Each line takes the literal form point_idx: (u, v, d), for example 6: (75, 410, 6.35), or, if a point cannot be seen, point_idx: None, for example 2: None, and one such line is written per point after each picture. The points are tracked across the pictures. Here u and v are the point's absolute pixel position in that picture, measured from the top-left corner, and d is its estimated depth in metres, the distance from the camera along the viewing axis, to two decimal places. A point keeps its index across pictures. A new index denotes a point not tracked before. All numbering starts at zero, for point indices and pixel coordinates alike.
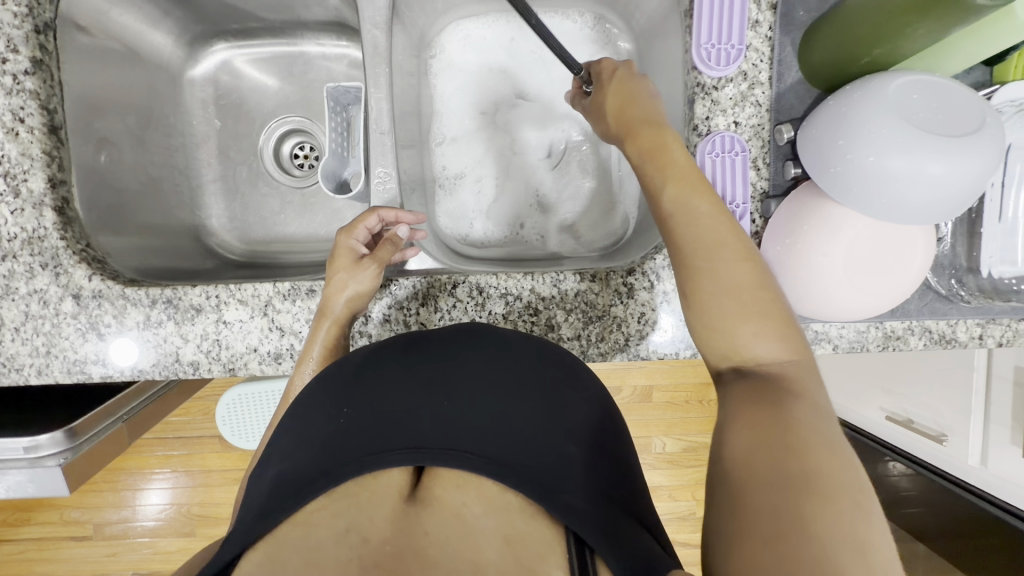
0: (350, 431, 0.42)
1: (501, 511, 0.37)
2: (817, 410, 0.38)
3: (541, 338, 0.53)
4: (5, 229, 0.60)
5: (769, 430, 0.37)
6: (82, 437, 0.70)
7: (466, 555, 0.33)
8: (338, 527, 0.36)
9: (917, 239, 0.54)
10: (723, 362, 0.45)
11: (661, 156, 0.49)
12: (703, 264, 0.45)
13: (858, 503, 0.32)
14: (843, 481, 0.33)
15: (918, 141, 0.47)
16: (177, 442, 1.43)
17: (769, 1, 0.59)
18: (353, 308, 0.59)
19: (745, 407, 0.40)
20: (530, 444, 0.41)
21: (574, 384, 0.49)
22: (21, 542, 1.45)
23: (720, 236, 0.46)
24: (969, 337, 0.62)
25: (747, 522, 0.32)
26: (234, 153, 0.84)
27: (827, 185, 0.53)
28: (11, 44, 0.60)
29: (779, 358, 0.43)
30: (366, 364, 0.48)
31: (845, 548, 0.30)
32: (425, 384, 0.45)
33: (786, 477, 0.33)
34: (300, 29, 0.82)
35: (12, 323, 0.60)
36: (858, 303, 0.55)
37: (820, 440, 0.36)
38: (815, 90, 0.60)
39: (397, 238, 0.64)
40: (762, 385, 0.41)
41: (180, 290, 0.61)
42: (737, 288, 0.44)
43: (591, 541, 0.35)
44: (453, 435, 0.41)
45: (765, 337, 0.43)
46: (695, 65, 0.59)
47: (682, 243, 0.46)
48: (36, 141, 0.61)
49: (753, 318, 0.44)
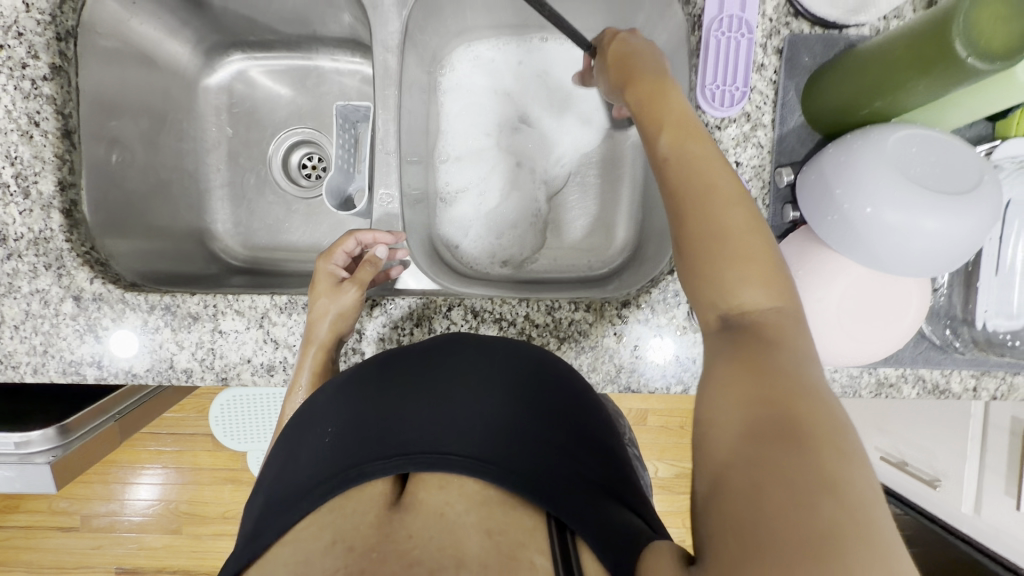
0: (337, 446, 0.43)
1: (482, 505, 0.37)
2: (800, 357, 0.37)
3: (520, 342, 0.53)
4: (13, 228, 0.61)
5: (754, 380, 0.36)
6: (74, 434, 0.71)
7: (448, 550, 0.34)
8: (325, 538, 0.36)
9: (912, 293, 0.55)
10: (711, 311, 0.42)
11: (657, 103, 0.49)
12: (694, 207, 0.43)
13: (839, 449, 0.31)
14: (835, 433, 0.32)
15: (913, 196, 0.47)
16: (169, 439, 1.44)
17: (775, 46, 0.60)
18: (336, 333, 0.60)
19: (729, 360, 0.38)
20: (511, 438, 0.42)
21: (552, 382, 0.49)
22: (9, 529, 1.45)
23: (714, 180, 0.43)
24: (963, 388, 0.62)
25: (729, 482, 0.32)
26: (243, 160, 0.85)
27: (823, 231, 0.53)
28: (33, 50, 0.62)
29: (762, 304, 0.40)
30: (348, 382, 0.49)
31: (832, 496, 0.29)
32: (406, 392, 0.46)
33: (771, 430, 0.32)
34: (315, 43, 0.84)
35: (12, 321, 0.61)
36: (851, 347, 0.55)
37: (807, 387, 0.34)
38: (817, 134, 0.60)
39: (377, 258, 0.64)
40: (748, 333, 0.39)
41: (179, 297, 0.62)
42: (730, 232, 0.41)
43: (567, 519, 0.37)
44: (432, 439, 0.42)
45: (752, 285, 0.40)
46: (699, 104, 0.60)
47: (673, 187, 0.44)
48: (49, 145, 0.62)
49: (736, 263, 0.41)
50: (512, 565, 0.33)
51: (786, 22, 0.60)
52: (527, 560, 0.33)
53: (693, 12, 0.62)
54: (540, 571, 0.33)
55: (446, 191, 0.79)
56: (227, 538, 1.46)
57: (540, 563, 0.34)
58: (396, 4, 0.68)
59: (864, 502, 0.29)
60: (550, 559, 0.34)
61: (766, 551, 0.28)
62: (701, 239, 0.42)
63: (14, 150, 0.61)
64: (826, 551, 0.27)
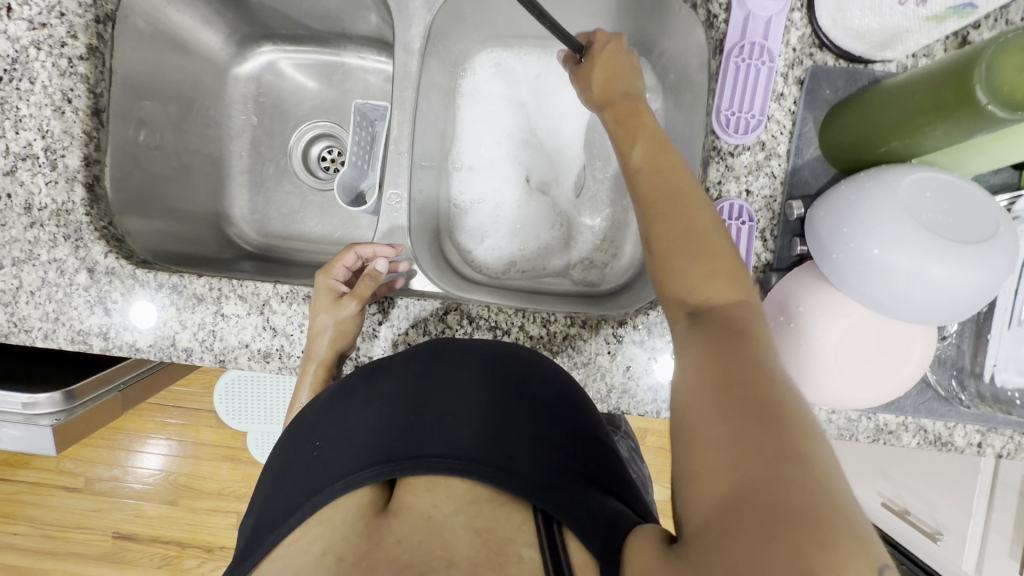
0: (328, 459, 0.46)
1: (470, 505, 0.40)
2: (766, 347, 0.40)
3: (500, 343, 0.54)
4: (38, 198, 0.64)
5: (729, 367, 0.38)
6: (79, 400, 0.74)
7: (438, 552, 0.37)
8: (315, 550, 0.40)
9: (916, 342, 0.53)
10: (680, 307, 0.45)
11: (630, 123, 0.56)
12: (663, 209, 0.48)
13: (803, 425, 0.35)
14: (801, 415, 0.35)
15: (924, 242, 0.45)
16: (175, 412, 1.47)
17: (796, 76, 0.59)
18: (335, 350, 0.62)
19: (704, 351, 0.40)
20: (489, 429, 0.45)
21: (533, 365, 0.51)
22: (17, 483, 1.50)
23: (680, 187, 0.49)
24: (966, 443, 0.61)
25: (705, 464, 0.35)
26: (264, 149, 0.87)
27: (828, 270, 0.52)
28: (72, 30, 0.64)
29: (729, 300, 0.44)
30: (335, 396, 0.51)
31: (806, 471, 0.32)
32: (392, 391, 0.49)
33: (745, 414, 0.35)
34: (344, 41, 0.85)
35: (29, 287, 0.64)
36: (850, 389, 0.54)
37: (774, 374, 0.37)
38: (832, 169, 0.59)
39: (376, 272, 0.64)
40: (721, 331, 0.41)
41: (186, 278, 0.64)
42: (695, 229, 0.46)
43: (555, 513, 0.39)
44: (424, 430, 0.45)
45: (715, 279, 0.44)
46: (713, 129, 0.60)
47: (644, 191, 0.51)
48: (78, 122, 0.65)
49: (700, 262, 0.45)
50: (500, 561, 0.36)
51: (810, 53, 0.59)
52: (515, 554, 0.37)
53: (716, 36, 0.61)
54: (528, 563, 0.36)
55: (461, 200, 0.80)
56: (221, 514, 1.49)
57: (528, 555, 0.37)
58: (422, 8, 0.70)
59: (833, 474, 0.32)
60: (538, 550, 0.37)
61: (750, 526, 0.30)
62: (669, 235, 0.47)
63: (46, 124, 0.64)
64: (804, 522, 0.30)
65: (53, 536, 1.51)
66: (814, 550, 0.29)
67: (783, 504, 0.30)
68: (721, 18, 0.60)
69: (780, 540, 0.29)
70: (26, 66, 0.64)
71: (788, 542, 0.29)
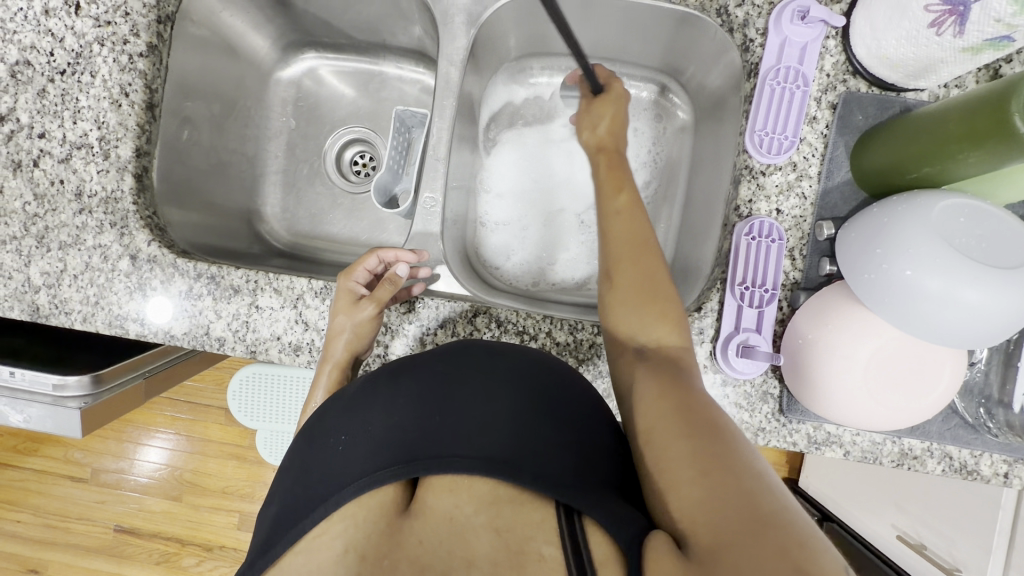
0: (353, 452, 0.45)
1: (492, 505, 0.40)
2: (700, 385, 0.49)
3: (536, 353, 0.52)
4: (89, 186, 0.66)
5: (680, 397, 0.46)
6: (105, 386, 0.75)
7: (457, 552, 0.38)
8: (337, 547, 0.41)
9: (946, 364, 0.53)
10: (632, 344, 0.54)
11: (617, 173, 0.64)
12: (625, 259, 0.57)
13: (746, 444, 0.41)
14: (741, 437, 0.42)
15: (958, 264, 0.45)
16: (185, 406, 1.48)
17: (830, 101, 0.61)
18: (351, 352, 0.63)
19: (658, 382, 0.48)
20: (516, 434, 0.44)
21: (563, 378, 0.50)
22: (24, 470, 1.51)
23: (637, 233, 0.58)
24: (992, 472, 0.60)
25: (683, 477, 0.39)
26: (300, 151, 0.90)
27: (860, 289, 0.52)
28: (135, 29, 0.68)
29: (674, 343, 0.53)
30: (359, 392, 0.50)
31: (761, 479, 0.38)
32: (418, 389, 0.47)
33: (706, 433, 0.41)
34: (384, 51, 0.88)
35: (73, 270, 0.66)
36: (875, 411, 0.54)
37: (712, 405, 0.45)
38: (862, 193, 0.61)
39: (397, 276, 0.65)
40: (667, 369, 0.50)
41: (224, 269, 0.66)
42: (650, 277, 0.55)
43: (577, 505, 0.39)
44: (449, 430, 0.44)
45: (660, 325, 0.53)
46: (747, 149, 0.62)
47: (608, 236, 0.59)
48: (133, 115, 0.68)
49: (649, 310, 0.54)
50: (522, 560, 0.36)
51: (843, 80, 0.61)
52: (535, 552, 0.37)
53: (751, 59, 0.63)
54: (548, 562, 0.36)
55: (487, 221, 0.82)
56: (224, 513, 1.48)
57: (548, 552, 0.37)
58: (466, 22, 0.72)
59: (778, 483, 0.39)
60: (558, 548, 0.37)
61: (742, 527, 0.34)
62: (628, 282, 0.55)
63: (103, 115, 0.67)
64: (778, 521, 0.34)
65: (55, 525, 1.52)
66: (793, 544, 0.32)
67: (757, 508, 0.35)
68: (757, 42, 0.62)
69: (767, 536, 0.33)
70: (89, 60, 0.68)
71: (773, 537, 0.33)
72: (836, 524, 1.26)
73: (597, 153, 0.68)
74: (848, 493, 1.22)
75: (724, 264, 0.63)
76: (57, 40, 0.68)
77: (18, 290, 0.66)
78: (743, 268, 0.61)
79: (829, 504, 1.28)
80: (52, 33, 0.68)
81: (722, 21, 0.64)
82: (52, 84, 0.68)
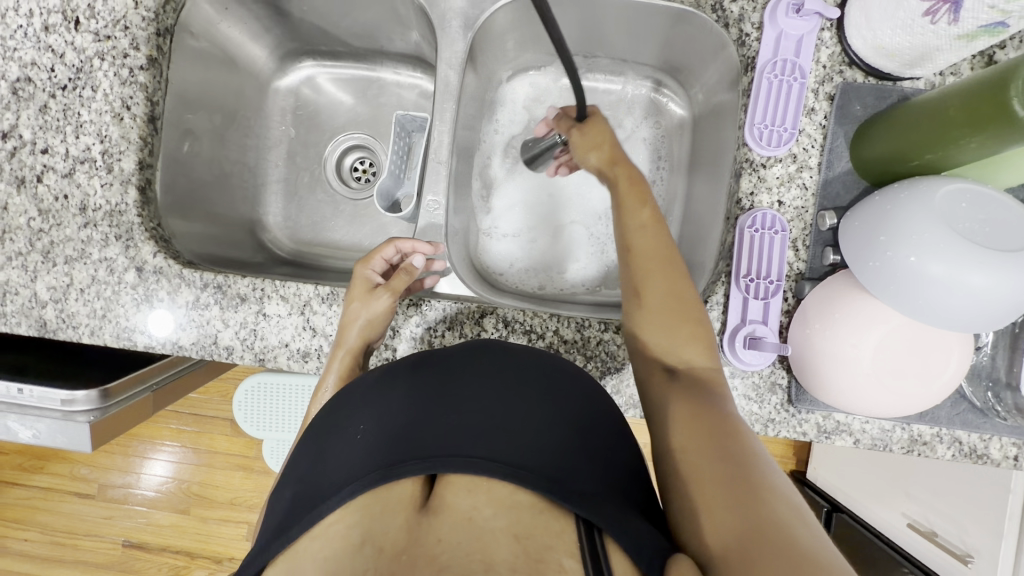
0: (368, 445, 0.43)
1: (511, 509, 0.38)
2: (727, 401, 0.50)
3: (547, 355, 0.51)
4: (93, 200, 0.67)
5: (707, 416, 0.47)
6: (113, 399, 0.75)
7: (476, 555, 0.35)
8: (354, 538, 0.38)
9: (953, 347, 0.53)
10: (660, 364, 0.55)
11: (638, 187, 0.63)
12: (654, 275, 0.57)
13: (768, 463, 0.43)
14: (764, 457, 0.44)
15: (963, 249, 0.46)
16: (190, 419, 1.47)
17: (827, 92, 0.62)
18: (365, 339, 0.62)
19: (686, 399, 0.50)
20: (535, 440, 0.42)
21: (580, 382, 0.49)
22: (30, 488, 1.50)
23: (663, 248, 0.59)
24: (1002, 455, 0.61)
25: (713, 500, 0.41)
26: (300, 159, 0.90)
27: (866, 277, 0.52)
28: (135, 42, 0.68)
29: (705, 363, 0.54)
30: (376, 382, 0.49)
31: (782, 499, 0.39)
32: (437, 385, 0.46)
33: (736, 460, 0.43)
34: (381, 57, 0.89)
35: (79, 284, 0.66)
36: (884, 398, 0.54)
37: (735, 424, 0.47)
38: (862, 182, 0.61)
39: (413, 267, 0.66)
40: (693, 385, 0.52)
41: (231, 278, 0.66)
42: (679, 293, 0.56)
43: (598, 521, 0.37)
44: (468, 428, 0.42)
45: (692, 344, 0.55)
46: (747, 142, 0.62)
47: (635, 251, 0.59)
48: (136, 128, 0.68)
49: (678, 328, 0.55)
50: (539, 568, 0.34)
51: (839, 71, 0.62)
52: (556, 564, 0.34)
53: (747, 54, 0.64)
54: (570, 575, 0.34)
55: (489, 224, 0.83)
56: (232, 525, 1.48)
57: (568, 566, 0.35)
58: (463, 26, 0.72)
59: (798, 503, 0.40)
60: (579, 561, 0.35)
61: (766, 545, 0.35)
62: (658, 298, 0.56)
63: (105, 129, 0.68)
64: (806, 547, 0.35)
65: (63, 542, 1.51)
66: (818, 564, 0.33)
67: (785, 534, 0.36)
68: (753, 37, 0.63)
69: (792, 554, 0.34)
70: (90, 75, 0.68)
71: (797, 556, 0.34)
72: (844, 515, 1.24)
73: (614, 168, 0.66)
74: (857, 483, 1.22)
75: (728, 257, 0.63)
76: (58, 56, 0.68)
77: (25, 305, 0.66)
78: (748, 261, 0.61)
79: (838, 495, 1.28)
80: (52, 49, 0.68)
81: (718, 17, 0.64)
82: (53, 99, 0.68)
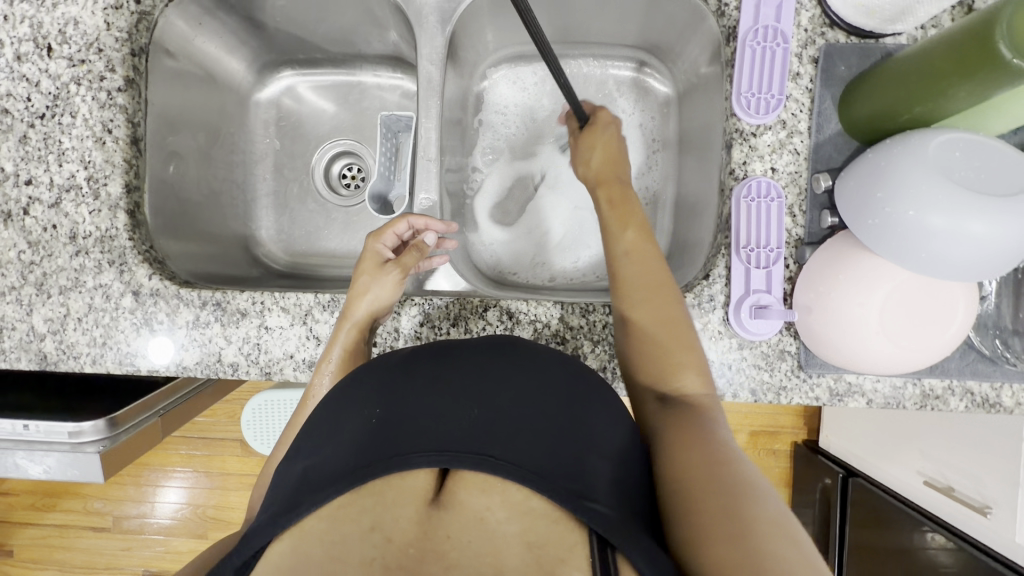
0: (385, 430, 0.41)
1: (524, 516, 0.37)
2: (718, 423, 0.50)
3: (572, 359, 0.49)
4: (83, 227, 0.66)
5: (702, 443, 0.47)
6: (121, 427, 0.74)
7: (487, 558, 0.35)
8: (363, 523, 0.37)
9: (958, 297, 0.53)
10: (654, 391, 0.54)
11: (622, 207, 0.64)
12: (641, 300, 0.57)
13: (763, 490, 0.43)
14: (759, 483, 0.43)
15: (960, 198, 0.46)
16: (200, 443, 1.46)
17: (811, 55, 0.62)
18: (372, 312, 0.62)
19: (681, 426, 0.49)
20: (555, 444, 0.41)
21: (601, 386, 0.48)
22: (45, 527, 1.49)
23: (649, 272, 0.59)
24: (1015, 403, 0.61)
25: (715, 527, 0.39)
26: (287, 170, 0.89)
27: (864, 235, 0.53)
28: (110, 64, 0.68)
29: (699, 389, 0.53)
30: (398, 368, 0.48)
31: (780, 530, 0.39)
32: (461, 381, 0.45)
33: (730, 491, 0.42)
34: (360, 61, 0.88)
35: (76, 313, 0.65)
36: (890, 356, 0.54)
37: (729, 449, 0.47)
38: (854, 142, 0.61)
39: (425, 245, 0.67)
40: (684, 411, 0.51)
41: (229, 294, 0.65)
42: (668, 318, 0.56)
43: (614, 539, 0.36)
44: (488, 427, 0.41)
45: (689, 372, 0.54)
46: (736, 113, 0.62)
47: (622, 277, 0.59)
48: (119, 150, 0.67)
49: (671, 356, 0.55)
50: None
51: (821, 33, 0.62)
52: None
53: (727, 24, 0.63)
54: None
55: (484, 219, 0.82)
56: None
57: None
58: (440, 20, 0.71)
59: (795, 531, 0.40)
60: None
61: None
62: (648, 323, 0.56)
63: (88, 155, 0.67)
64: None
65: None
66: None
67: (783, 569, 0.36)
68: (731, 6, 0.63)
69: None
70: (68, 101, 0.67)
71: None
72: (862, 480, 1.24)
73: (597, 188, 0.67)
74: (870, 447, 1.22)
75: (726, 229, 0.63)
76: (33, 85, 0.67)
77: (23, 339, 0.66)
78: (747, 231, 0.61)
79: (853, 461, 1.29)
80: (27, 78, 0.67)
81: None
82: (33, 129, 0.67)
